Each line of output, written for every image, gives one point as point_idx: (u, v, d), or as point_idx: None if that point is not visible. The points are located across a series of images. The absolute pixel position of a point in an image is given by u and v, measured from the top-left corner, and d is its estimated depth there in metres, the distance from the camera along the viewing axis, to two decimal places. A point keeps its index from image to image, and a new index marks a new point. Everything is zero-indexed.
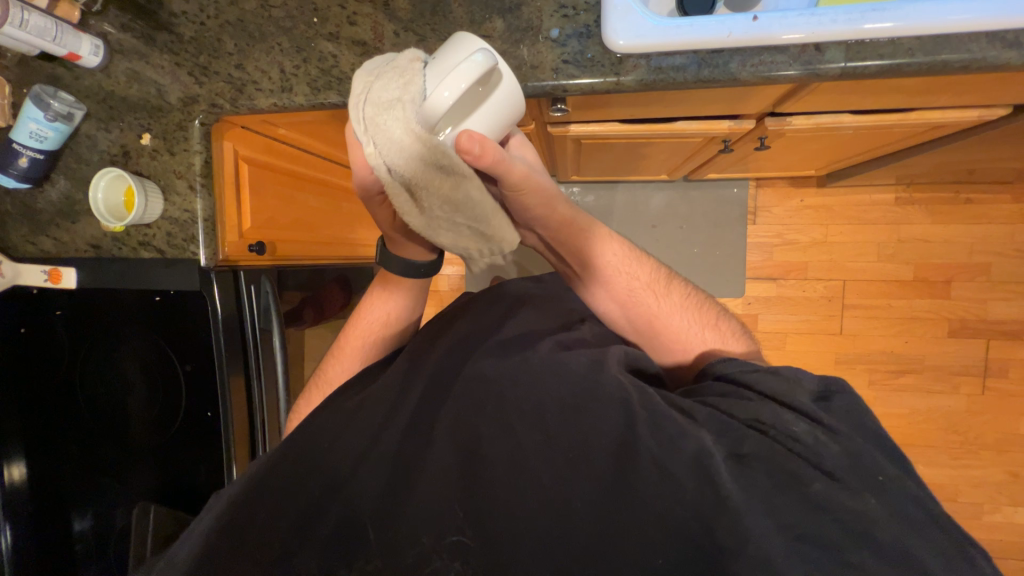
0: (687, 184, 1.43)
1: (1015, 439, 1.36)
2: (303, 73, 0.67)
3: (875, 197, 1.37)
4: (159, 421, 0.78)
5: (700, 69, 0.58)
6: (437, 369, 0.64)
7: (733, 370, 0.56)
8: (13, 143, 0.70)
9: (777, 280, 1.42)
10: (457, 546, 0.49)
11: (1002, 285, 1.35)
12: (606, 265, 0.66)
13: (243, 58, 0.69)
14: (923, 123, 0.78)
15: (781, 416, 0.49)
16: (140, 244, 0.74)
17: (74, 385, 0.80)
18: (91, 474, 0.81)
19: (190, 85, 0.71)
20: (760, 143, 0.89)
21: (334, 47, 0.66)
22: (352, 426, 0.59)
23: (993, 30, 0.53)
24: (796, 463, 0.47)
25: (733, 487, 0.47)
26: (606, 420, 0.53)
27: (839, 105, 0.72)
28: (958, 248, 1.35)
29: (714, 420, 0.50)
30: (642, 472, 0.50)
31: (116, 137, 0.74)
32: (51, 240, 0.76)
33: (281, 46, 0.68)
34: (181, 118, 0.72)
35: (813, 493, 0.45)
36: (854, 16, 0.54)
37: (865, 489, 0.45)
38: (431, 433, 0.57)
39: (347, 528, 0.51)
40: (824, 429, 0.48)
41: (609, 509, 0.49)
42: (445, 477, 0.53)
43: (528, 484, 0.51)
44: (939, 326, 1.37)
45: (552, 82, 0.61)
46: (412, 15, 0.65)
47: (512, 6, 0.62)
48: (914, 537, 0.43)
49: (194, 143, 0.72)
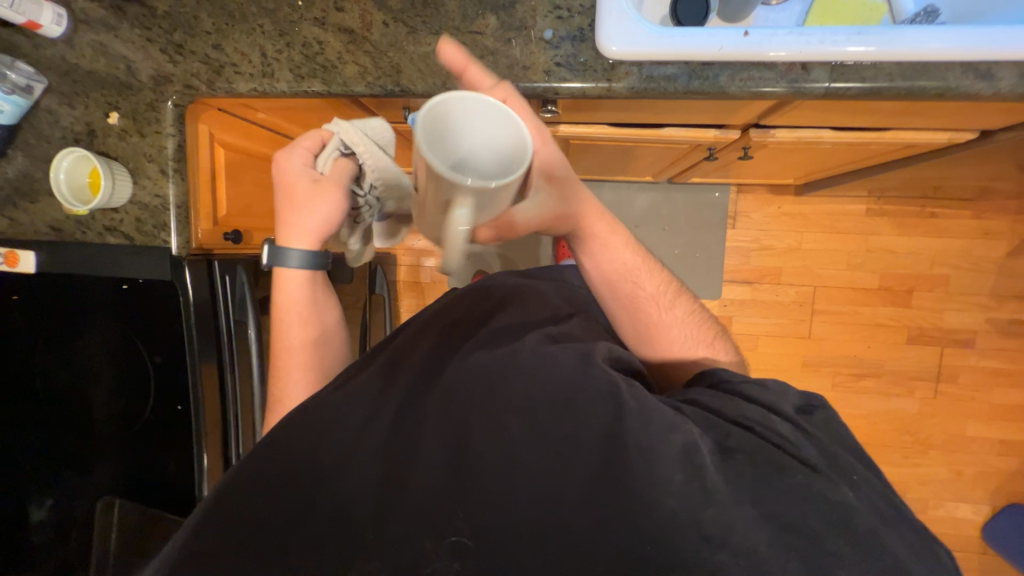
0: (671, 186, 1.45)
1: (961, 440, 1.45)
2: (286, 58, 0.64)
3: (848, 208, 1.41)
4: (124, 413, 0.76)
5: (691, 81, 0.58)
6: (421, 365, 0.63)
7: (726, 375, 0.59)
8: None
9: (752, 284, 1.46)
10: (452, 543, 0.49)
11: (958, 296, 1.42)
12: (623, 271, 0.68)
13: (221, 38, 0.66)
14: (898, 142, 0.81)
15: (767, 416, 0.53)
16: (106, 230, 0.71)
17: (33, 374, 0.76)
18: (52, 466, 0.78)
19: (163, 64, 0.67)
20: (744, 153, 0.91)
21: (320, 33, 0.64)
22: (332, 421, 0.58)
23: (967, 61, 0.56)
24: (780, 458, 0.50)
25: (720, 480, 0.48)
26: (595, 412, 0.52)
27: (821, 121, 0.74)
28: (921, 259, 1.42)
29: (702, 416, 0.53)
30: (631, 462, 0.49)
31: (81, 114, 0.69)
32: (8, 220, 0.72)
33: (263, 28, 0.65)
34: (153, 98, 0.68)
35: (797, 483, 0.48)
36: (839, 39, 0.55)
37: (843, 482, 0.49)
38: (422, 425, 0.56)
39: (342, 522, 0.51)
40: (807, 430, 0.53)
41: (597, 497, 0.49)
42: (436, 469, 0.52)
43: (515, 472, 0.51)
44: (899, 333, 1.44)
45: (543, 85, 0.60)
46: (403, 6, 0.63)
47: (506, 3, 0.61)
48: (883, 525, 0.47)
49: (167, 125, 0.69)
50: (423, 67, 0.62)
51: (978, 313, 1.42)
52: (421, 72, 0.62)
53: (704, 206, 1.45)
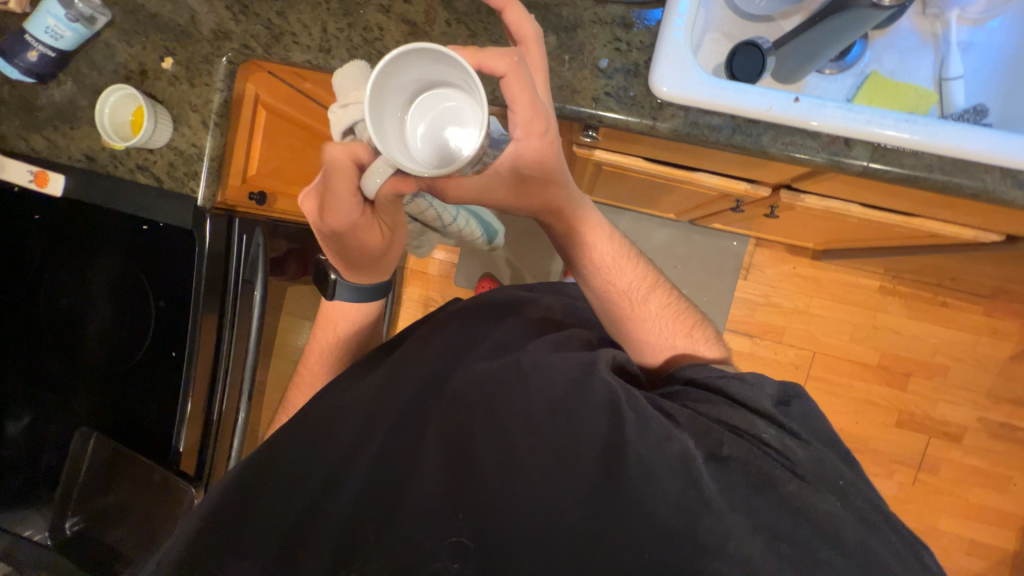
0: (691, 226, 1.45)
1: (931, 533, 1.44)
2: (345, 38, 0.65)
3: (862, 281, 1.42)
4: (117, 349, 0.76)
5: (738, 136, 0.59)
6: (427, 364, 0.64)
7: (705, 376, 0.61)
8: (27, 34, 0.67)
9: (753, 338, 1.46)
10: (457, 547, 0.49)
11: (954, 389, 1.42)
12: (605, 263, 0.68)
13: (286, 6, 0.67)
14: (924, 230, 0.81)
15: (751, 421, 0.54)
16: (137, 168, 0.72)
17: (38, 290, 0.77)
18: (37, 384, 0.78)
19: (226, 20, 0.69)
20: (771, 210, 0.91)
21: (383, 20, 0.65)
22: (340, 415, 0.60)
23: (1007, 166, 0.56)
24: (770, 467, 0.50)
25: (714, 488, 0.48)
26: (592, 420, 0.53)
27: (853, 195, 0.74)
28: (923, 346, 1.42)
29: (694, 422, 0.54)
30: (628, 469, 0.50)
31: (136, 53, 0.71)
32: (44, 140, 0.73)
33: (329, 5, 0.66)
34: (209, 51, 0.69)
35: (788, 494, 0.48)
36: (886, 122, 0.56)
37: (831, 491, 0.49)
38: (424, 424, 0.57)
39: (351, 524, 0.51)
40: (790, 430, 0.54)
41: (596, 502, 0.49)
42: (437, 470, 0.53)
43: (516, 474, 0.51)
44: (889, 414, 1.44)
45: (591, 110, 0.61)
46: (468, 9, 0.64)
47: (568, 25, 0.62)
48: (868, 533, 0.47)
49: (217, 79, 0.70)
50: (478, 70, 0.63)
51: (971, 409, 1.42)
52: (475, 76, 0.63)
53: (720, 252, 1.45)
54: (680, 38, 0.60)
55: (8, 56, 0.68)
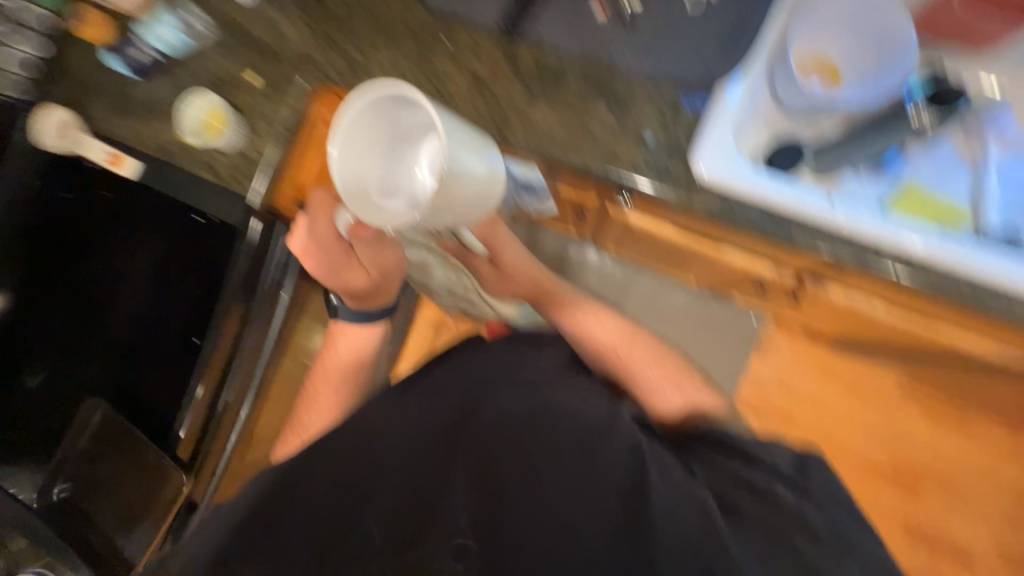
0: (711, 297, 1.36)
1: None
2: (416, 78, 0.71)
3: (881, 378, 1.37)
4: (147, 322, 0.82)
5: (765, 224, 0.64)
6: (466, 386, 0.68)
7: (704, 424, 0.62)
8: (137, 38, 0.74)
9: (757, 418, 1.43)
10: (462, 550, 0.55)
11: (968, 508, 1.34)
12: (588, 321, 0.76)
13: (364, 41, 0.72)
14: (948, 345, 0.80)
15: (771, 482, 0.55)
16: (204, 165, 0.77)
17: (88, 257, 0.85)
18: (60, 344, 0.84)
19: (308, 42, 0.74)
20: (792, 298, 0.92)
21: (452, 67, 0.70)
22: (379, 441, 0.66)
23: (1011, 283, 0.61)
24: (787, 526, 0.53)
25: (737, 549, 0.51)
26: (613, 471, 0.56)
27: (869, 294, 0.77)
28: (938, 455, 1.36)
29: (711, 477, 0.56)
30: (654, 524, 0.52)
31: (223, 62, 0.76)
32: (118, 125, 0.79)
33: (404, 46, 0.72)
34: (287, 69, 0.75)
35: (799, 549, 0.52)
36: (902, 233, 0.61)
37: (847, 557, 0.52)
38: (455, 451, 0.62)
39: (389, 544, 0.58)
40: (804, 490, 0.55)
41: (615, 551, 0.52)
42: (467, 495, 0.58)
43: (546, 513, 0.55)
44: (892, 524, 1.37)
45: (631, 175, 0.66)
46: (530, 70, 0.69)
47: (621, 97, 0.66)
48: None
49: (291, 97, 0.75)
50: (530, 123, 0.68)
51: (985, 533, 1.33)
52: (526, 128, 0.68)
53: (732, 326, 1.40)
54: (721, 125, 0.64)
55: (115, 53, 0.75)
